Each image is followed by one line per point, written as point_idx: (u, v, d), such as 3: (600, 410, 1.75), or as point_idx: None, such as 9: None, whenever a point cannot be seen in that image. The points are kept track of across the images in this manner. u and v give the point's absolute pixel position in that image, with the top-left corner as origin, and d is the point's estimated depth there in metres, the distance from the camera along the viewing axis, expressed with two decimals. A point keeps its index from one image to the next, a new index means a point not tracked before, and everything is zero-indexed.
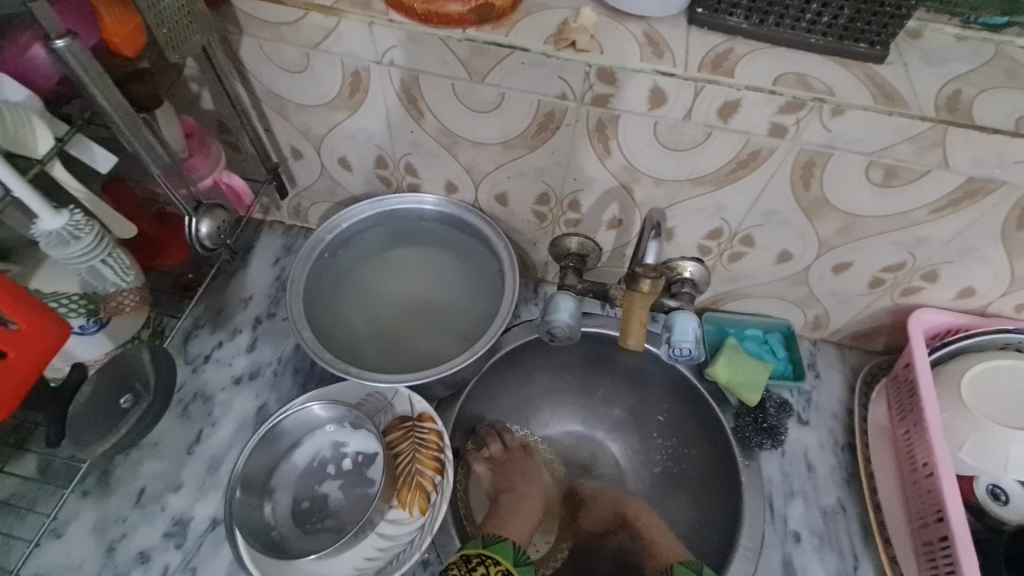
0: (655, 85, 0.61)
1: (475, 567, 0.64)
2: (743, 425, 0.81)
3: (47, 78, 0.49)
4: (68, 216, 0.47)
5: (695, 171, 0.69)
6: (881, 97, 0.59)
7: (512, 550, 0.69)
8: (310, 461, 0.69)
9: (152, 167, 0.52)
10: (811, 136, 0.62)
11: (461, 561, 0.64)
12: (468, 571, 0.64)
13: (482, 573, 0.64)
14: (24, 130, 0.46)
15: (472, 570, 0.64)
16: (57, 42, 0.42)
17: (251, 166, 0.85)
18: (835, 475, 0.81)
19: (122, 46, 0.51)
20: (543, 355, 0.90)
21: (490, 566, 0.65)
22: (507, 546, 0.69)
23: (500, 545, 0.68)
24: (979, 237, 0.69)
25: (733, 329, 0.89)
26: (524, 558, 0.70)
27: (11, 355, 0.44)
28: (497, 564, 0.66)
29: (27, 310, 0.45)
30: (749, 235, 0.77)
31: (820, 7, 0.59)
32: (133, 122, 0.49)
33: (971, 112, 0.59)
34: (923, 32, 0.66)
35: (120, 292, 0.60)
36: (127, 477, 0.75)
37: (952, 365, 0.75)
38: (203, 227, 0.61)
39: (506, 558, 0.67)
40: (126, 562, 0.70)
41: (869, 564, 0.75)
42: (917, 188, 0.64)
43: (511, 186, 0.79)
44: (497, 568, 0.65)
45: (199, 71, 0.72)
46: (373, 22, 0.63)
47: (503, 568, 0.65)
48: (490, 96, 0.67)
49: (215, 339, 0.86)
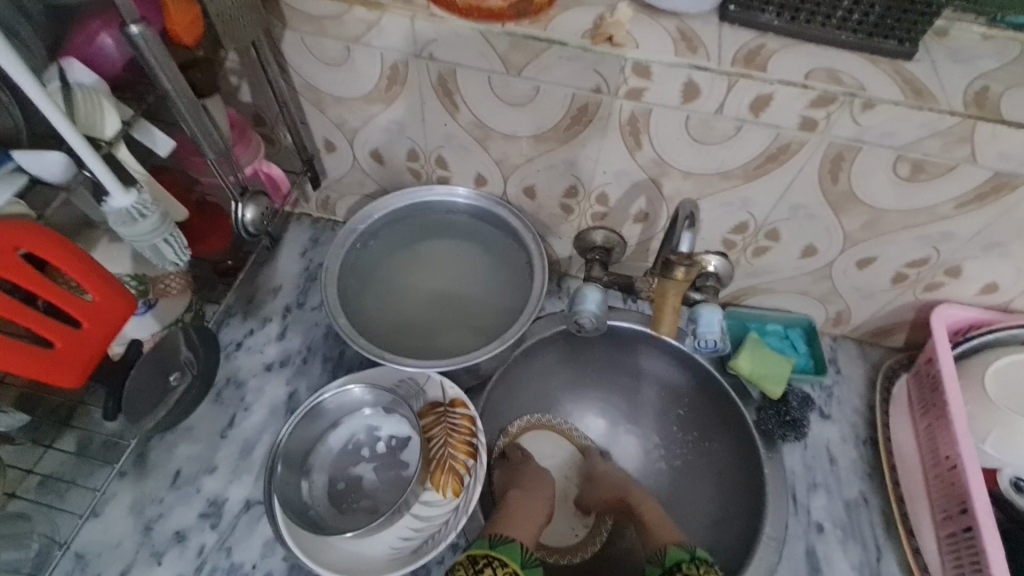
0: (689, 79, 0.63)
1: (482, 568, 0.62)
2: (765, 418, 0.82)
3: (112, 65, 0.52)
4: (137, 195, 0.49)
5: (724, 164, 0.71)
6: (911, 93, 0.61)
7: (521, 551, 0.65)
8: (345, 443, 0.72)
9: (208, 153, 0.55)
10: (842, 130, 0.64)
11: (468, 562, 0.62)
12: (474, 572, 0.62)
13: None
14: (95, 112, 0.49)
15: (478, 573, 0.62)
16: (130, 27, 0.44)
17: (285, 159, 0.87)
18: (858, 468, 0.82)
19: (183, 36, 0.53)
20: (567, 347, 0.90)
21: (496, 568, 0.62)
22: (515, 546, 0.65)
23: (508, 546, 0.64)
24: (1004, 233, 0.70)
25: (754, 324, 0.90)
26: (531, 561, 0.66)
27: (86, 326, 0.46)
28: (504, 566, 0.62)
29: (102, 284, 0.47)
30: (775, 229, 0.78)
31: (851, 4, 0.61)
32: (195, 107, 0.51)
33: (998, 107, 0.61)
34: (950, 31, 0.68)
35: (166, 275, 0.64)
36: (163, 459, 0.76)
37: (975, 360, 0.76)
38: (248, 212, 0.64)
39: (513, 560, 0.63)
40: (163, 541, 0.71)
41: (891, 555, 0.75)
42: (944, 183, 0.66)
43: (540, 179, 0.81)
44: (504, 571, 0.62)
45: (241, 64, 0.74)
46: (415, 16, 0.65)
47: (509, 571, 0.62)
48: (526, 90, 0.68)
49: (246, 326, 0.87)
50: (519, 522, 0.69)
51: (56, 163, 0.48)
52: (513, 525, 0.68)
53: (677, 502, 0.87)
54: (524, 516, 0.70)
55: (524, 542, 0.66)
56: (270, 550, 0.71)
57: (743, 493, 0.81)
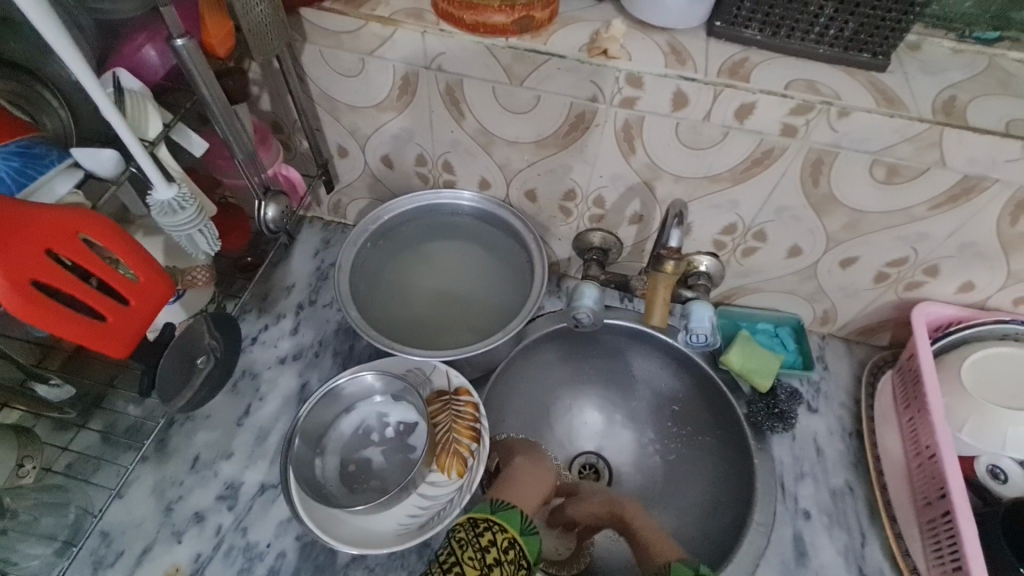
0: (678, 89, 0.68)
1: (482, 531, 0.64)
2: (754, 411, 0.85)
3: (154, 74, 0.58)
4: (178, 189, 0.54)
5: (712, 168, 0.75)
6: (883, 102, 0.66)
7: (520, 518, 0.67)
8: (356, 428, 0.76)
9: (238, 153, 0.61)
10: (820, 136, 0.69)
11: (468, 527, 0.64)
12: (475, 535, 0.64)
13: (489, 539, 0.63)
14: (140, 114, 0.55)
15: (479, 536, 0.63)
16: (176, 40, 0.50)
17: (300, 164, 0.92)
18: (844, 459, 0.85)
19: (217, 47, 0.59)
20: (565, 343, 0.95)
21: (497, 533, 0.64)
22: (514, 514, 0.67)
23: (508, 512, 0.67)
24: (976, 233, 0.74)
25: (745, 323, 0.95)
26: (529, 529, 0.67)
27: (132, 302, 0.51)
28: (503, 532, 0.64)
29: (147, 264, 0.52)
30: (762, 230, 0.83)
31: (827, 20, 0.66)
32: (228, 111, 0.57)
33: (965, 115, 0.66)
34: (922, 45, 0.73)
35: (194, 267, 0.68)
36: (183, 444, 0.81)
37: (954, 353, 0.80)
38: (269, 211, 0.69)
39: (512, 526, 0.65)
40: (183, 520, 0.75)
41: (875, 541, 0.79)
42: (917, 185, 0.70)
43: (540, 183, 0.86)
44: (503, 536, 0.64)
45: (262, 75, 0.79)
46: (426, 31, 0.71)
47: (508, 536, 0.64)
48: (527, 99, 0.74)
49: (261, 322, 0.92)
50: (524, 492, 0.73)
51: (110, 159, 0.55)
52: (519, 494, 0.72)
53: (670, 493, 0.90)
54: (527, 486, 0.74)
55: (523, 511, 0.68)
56: (284, 530, 0.75)
57: (733, 481, 0.84)
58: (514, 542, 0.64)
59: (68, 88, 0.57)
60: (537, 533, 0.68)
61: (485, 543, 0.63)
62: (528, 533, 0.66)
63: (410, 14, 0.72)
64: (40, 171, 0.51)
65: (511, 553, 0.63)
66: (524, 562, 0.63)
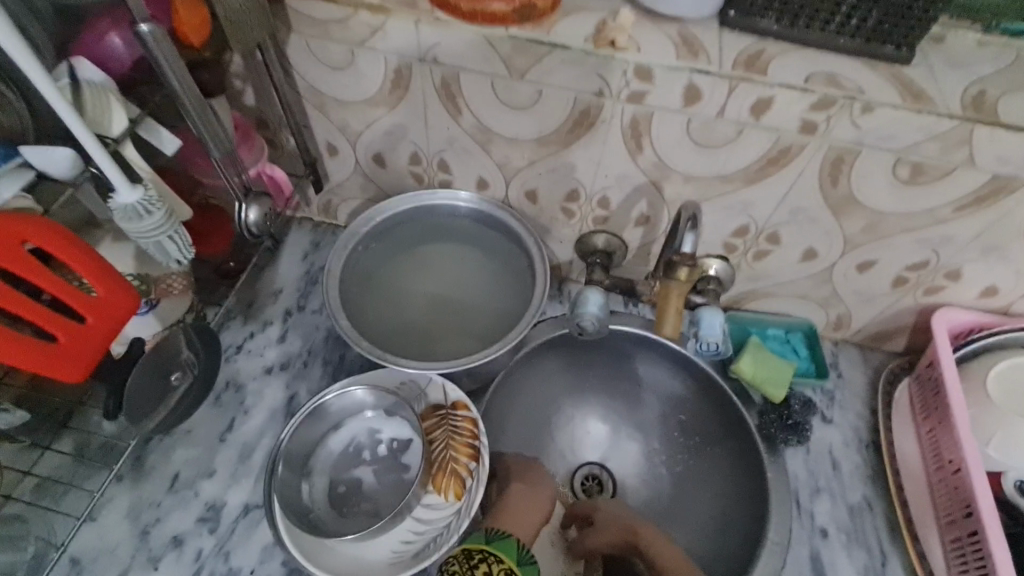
0: (691, 82, 0.63)
1: (477, 564, 0.59)
2: (767, 423, 0.82)
3: (121, 65, 0.53)
4: (143, 191, 0.49)
5: (725, 167, 0.71)
6: (909, 96, 0.62)
7: (518, 547, 0.62)
8: (346, 446, 0.71)
9: (213, 151, 0.56)
10: (841, 134, 0.64)
11: (463, 558, 0.60)
12: (469, 569, 0.59)
13: (484, 572, 0.58)
14: (101, 109, 0.50)
15: (474, 568, 0.59)
16: (142, 27, 0.45)
17: (287, 162, 0.87)
18: (861, 472, 0.81)
19: (192, 37, 0.55)
20: (568, 352, 0.90)
21: (493, 564, 0.59)
22: (512, 543, 0.62)
23: (505, 541, 0.62)
24: (1002, 236, 0.70)
25: (755, 328, 0.90)
26: (528, 558, 0.61)
27: (89, 320, 0.46)
28: (499, 562, 0.59)
29: (106, 278, 0.47)
30: (775, 233, 0.78)
31: (849, 9, 0.61)
32: (201, 106, 0.52)
33: (996, 111, 0.61)
34: (946, 37, 0.69)
35: (169, 274, 0.63)
36: (161, 462, 0.75)
37: (977, 362, 0.76)
38: (251, 213, 0.64)
39: (508, 555, 0.60)
40: (160, 546, 0.70)
41: (896, 560, 0.75)
42: (943, 185, 0.66)
43: (541, 183, 0.81)
44: (500, 568, 0.59)
45: (244, 68, 0.74)
46: (419, 20, 0.66)
47: (506, 567, 0.59)
48: (528, 93, 0.69)
49: (246, 330, 0.87)
50: (521, 519, 0.68)
51: (66, 158, 0.49)
52: (516, 522, 0.67)
53: (678, 508, 0.86)
54: (525, 512, 0.69)
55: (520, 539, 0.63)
56: (270, 555, 0.70)
57: (746, 496, 0.80)
58: (511, 572, 0.59)
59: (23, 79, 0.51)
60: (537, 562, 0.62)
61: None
62: (526, 562, 0.61)
63: (403, 2, 0.67)
64: None
65: None
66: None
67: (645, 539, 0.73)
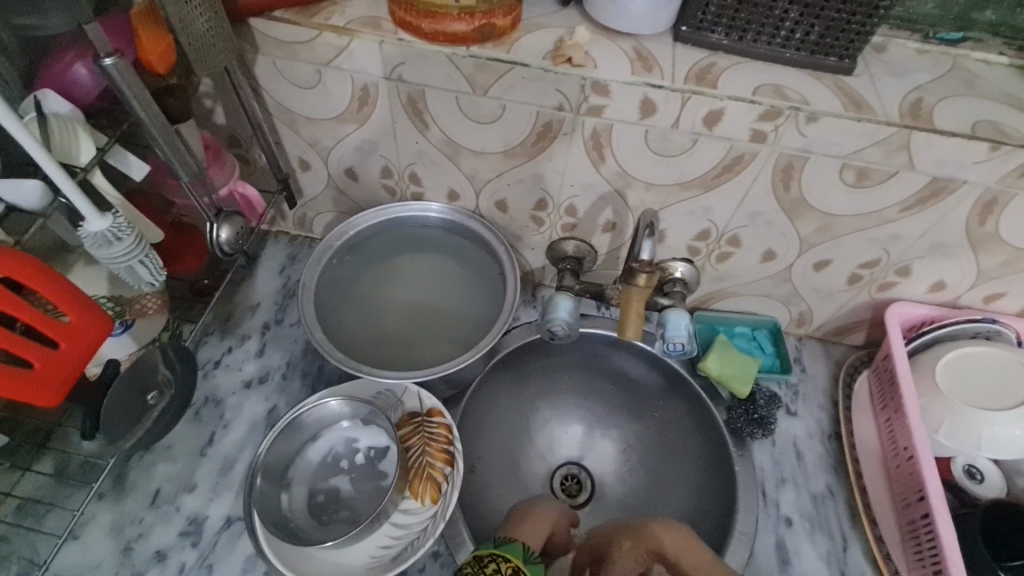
0: (646, 96, 0.66)
1: (486, 566, 0.60)
2: (735, 417, 0.84)
3: (87, 94, 0.54)
4: (113, 219, 0.51)
5: (684, 175, 0.74)
6: (851, 106, 0.65)
7: (523, 547, 0.62)
8: (324, 456, 0.73)
9: (183, 176, 0.57)
10: (789, 142, 0.68)
11: (473, 562, 0.60)
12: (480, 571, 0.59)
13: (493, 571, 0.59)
14: (70, 140, 0.51)
15: (484, 568, 0.59)
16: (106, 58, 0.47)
17: (261, 179, 0.89)
18: (824, 462, 0.85)
19: (157, 64, 0.55)
20: (542, 356, 0.93)
21: (501, 564, 0.59)
22: (517, 545, 0.62)
23: (510, 544, 0.62)
24: (946, 234, 0.74)
25: (722, 326, 0.94)
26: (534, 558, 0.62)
27: (62, 345, 0.47)
28: (507, 562, 0.59)
29: (79, 304, 0.48)
30: (735, 236, 0.82)
31: (792, 24, 0.65)
32: (169, 135, 0.54)
33: (932, 117, 0.65)
34: (888, 46, 0.72)
35: (142, 295, 0.64)
36: (142, 479, 0.76)
37: (927, 353, 0.80)
38: (223, 232, 0.65)
39: (516, 555, 0.60)
40: (143, 561, 0.71)
41: (857, 546, 0.78)
42: (887, 188, 0.70)
43: (510, 193, 0.83)
44: (508, 566, 0.59)
45: (214, 88, 0.75)
46: (383, 41, 0.68)
47: (513, 565, 0.59)
48: (492, 109, 0.72)
49: (224, 345, 0.88)
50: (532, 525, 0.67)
51: (35, 189, 0.50)
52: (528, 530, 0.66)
53: (652, 503, 0.89)
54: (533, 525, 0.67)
55: (525, 541, 0.64)
56: (252, 565, 0.72)
57: (716, 488, 0.83)
58: (519, 570, 0.59)
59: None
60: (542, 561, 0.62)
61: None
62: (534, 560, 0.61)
63: (367, 23, 0.69)
64: None
65: None
66: None
67: (674, 549, 0.64)
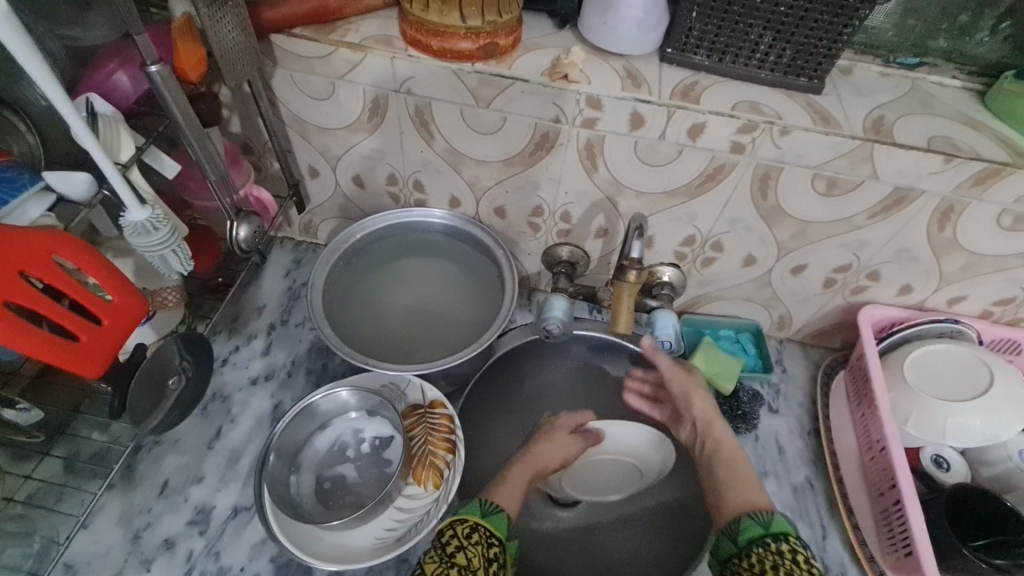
0: (635, 110, 0.72)
1: (444, 536, 0.59)
2: (719, 414, 0.90)
3: (125, 99, 0.60)
4: (151, 211, 0.57)
5: (670, 183, 0.80)
6: (820, 121, 0.72)
7: (479, 504, 0.64)
8: (331, 445, 0.77)
9: (211, 175, 0.63)
10: (765, 153, 0.74)
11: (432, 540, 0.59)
12: (440, 546, 0.58)
13: (452, 535, 0.59)
14: (113, 139, 0.56)
15: (441, 541, 0.58)
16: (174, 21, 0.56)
17: (272, 185, 0.93)
18: (804, 456, 0.90)
19: (189, 73, 0.62)
20: (537, 358, 0.97)
21: (457, 527, 0.60)
22: (473, 504, 0.64)
23: (469, 506, 0.64)
24: (910, 239, 0.81)
25: (708, 329, 1.00)
26: (493, 509, 0.63)
27: (106, 322, 0.52)
28: (464, 522, 0.60)
29: (121, 286, 0.54)
30: (719, 241, 0.88)
31: (766, 48, 0.71)
32: (201, 136, 0.59)
33: (892, 132, 0.72)
34: (853, 69, 0.79)
35: (163, 288, 0.70)
36: (150, 470, 0.79)
37: (897, 351, 0.87)
38: (241, 231, 0.70)
39: (472, 513, 0.62)
40: (152, 549, 0.73)
41: (836, 533, 0.83)
42: (855, 196, 0.76)
43: (508, 200, 0.89)
44: (465, 526, 0.60)
45: (232, 98, 0.80)
46: (395, 57, 0.74)
47: (471, 523, 0.60)
48: (494, 120, 0.77)
49: (231, 343, 0.91)
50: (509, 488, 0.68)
51: (83, 182, 0.57)
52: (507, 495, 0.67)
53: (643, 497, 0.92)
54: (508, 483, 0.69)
55: (482, 497, 0.65)
56: (258, 552, 0.74)
57: None
58: (477, 526, 0.60)
59: (38, 113, 0.59)
60: (503, 511, 0.64)
61: (448, 541, 0.58)
62: (491, 513, 0.62)
63: (379, 40, 0.75)
64: (12, 194, 0.54)
65: (478, 537, 0.59)
66: (494, 540, 0.59)
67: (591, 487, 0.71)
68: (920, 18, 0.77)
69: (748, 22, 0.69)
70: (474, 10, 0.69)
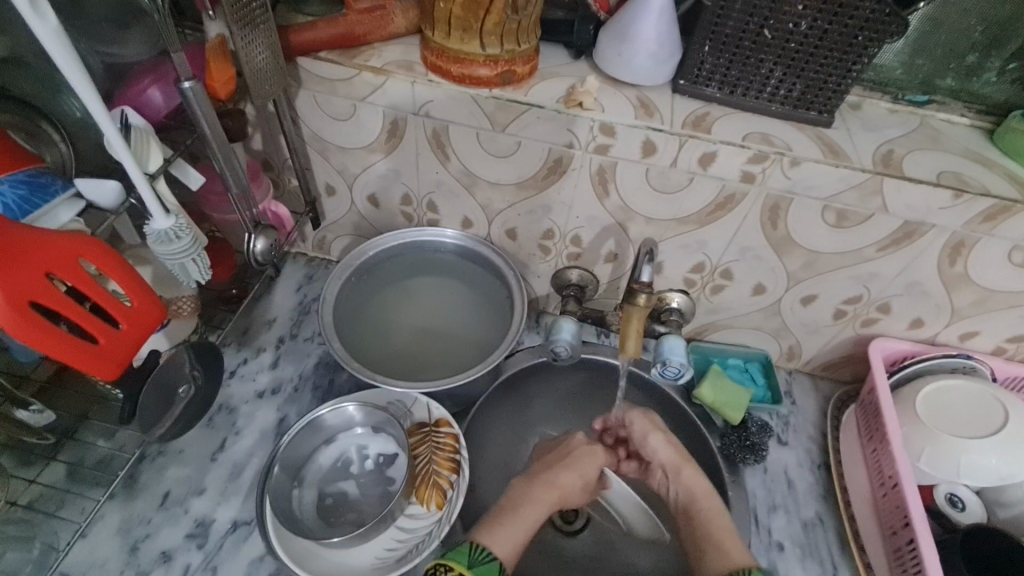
0: (647, 138, 0.74)
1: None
2: (728, 443, 0.88)
3: (157, 113, 0.63)
4: (174, 219, 0.59)
5: (680, 211, 0.81)
6: (829, 154, 0.73)
7: (468, 550, 0.61)
8: (335, 460, 0.77)
9: (233, 188, 0.65)
10: (775, 183, 0.75)
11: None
12: None
13: None
14: (143, 150, 0.59)
15: None
16: (207, 12, 0.62)
17: (289, 202, 0.95)
18: (814, 491, 0.88)
19: (219, 90, 0.64)
20: (545, 381, 0.95)
21: (440, 573, 0.58)
22: (463, 549, 0.61)
23: (456, 550, 0.62)
24: (921, 273, 0.81)
25: (716, 357, 0.98)
26: (483, 558, 0.61)
27: (125, 325, 0.54)
28: (447, 570, 0.58)
29: (141, 291, 0.55)
30: (728, 269, 0.88)
31: (776, 82, 0.73)
32: (227, 151, 0.62)
33: (901, 167, 0.73)
34: (862, 105, 0.81)
35: (180, 298, 0.71)
36: (153, 480, 0.78)
37: (909, 386, 0.86)
38: (258, 244, 0.72)
39: (458, 561, 0.60)
40: (149, 561, 0.72)
41: (846, 572, 0.81)
42: (865, 229, 0.77)
43: (520, 223, 0.90)
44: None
45: (256, 117, 0.83)
46: (415, 81, 0.76)
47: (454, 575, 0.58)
48: (509, 144, 0.79)
49: (240, 356, 0.92)
50: (511, 530, 0.65)
51: (113, 191, 0.59)
52: (504, 536, 0.64)
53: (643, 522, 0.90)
54: (520, 520, 0.66)
55: (473, 540, 0.62)
56: (256, 568, 0.73)
57: None
58: None
59: (71, 124, 0.62)
60: (496, 559, 0.61)
61: None
62: (478, 564, 0.60)
63: (401, 66, 0.77)
64: (44, 200, 0.56)
65: None
66: None
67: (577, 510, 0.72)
68: (927, 58, 0.79)
69: (759, 56, 0.71)
70: (493, 38, 0.71)
